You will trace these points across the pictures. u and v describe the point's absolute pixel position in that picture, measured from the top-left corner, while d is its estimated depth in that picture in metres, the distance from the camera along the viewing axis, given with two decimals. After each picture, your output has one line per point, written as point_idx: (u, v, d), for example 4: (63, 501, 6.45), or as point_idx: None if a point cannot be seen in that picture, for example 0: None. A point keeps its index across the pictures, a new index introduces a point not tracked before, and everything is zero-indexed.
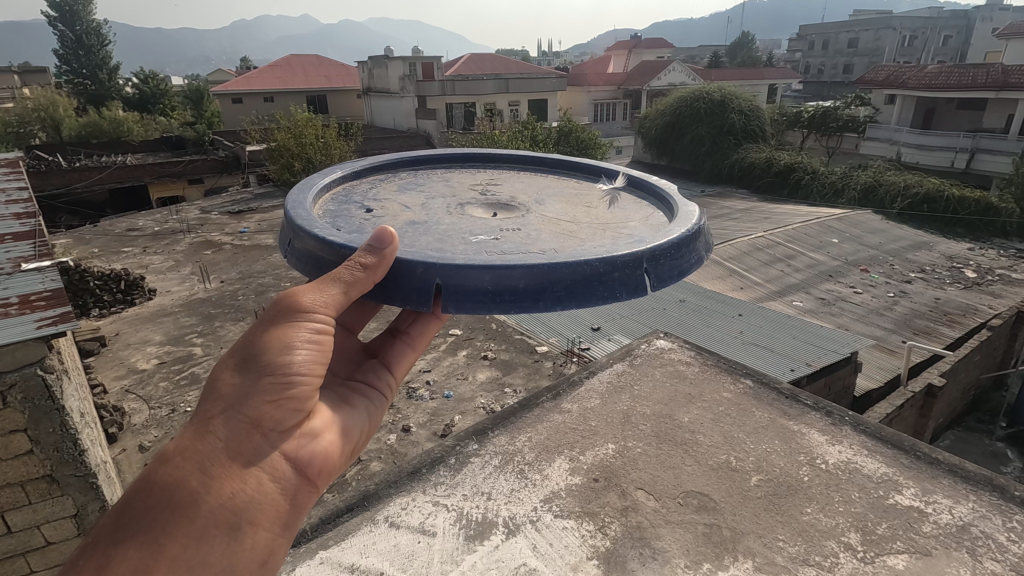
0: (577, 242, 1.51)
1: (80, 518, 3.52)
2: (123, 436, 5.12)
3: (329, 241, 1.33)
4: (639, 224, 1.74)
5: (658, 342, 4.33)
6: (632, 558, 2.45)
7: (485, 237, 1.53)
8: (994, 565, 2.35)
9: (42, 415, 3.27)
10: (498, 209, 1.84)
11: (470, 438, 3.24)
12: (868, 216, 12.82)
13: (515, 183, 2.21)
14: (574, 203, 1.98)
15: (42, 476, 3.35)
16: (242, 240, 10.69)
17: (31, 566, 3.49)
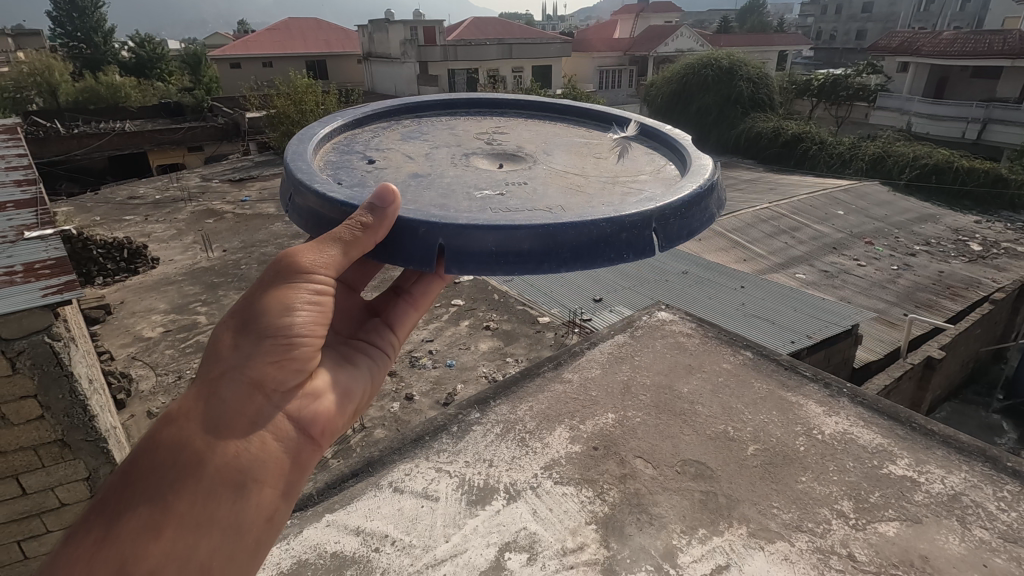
0: (587, 198, 1.51)
1: (92, 481, 3.62)
2: (131, 402, 5.21)
3: (330, 198, 1.33)
4: (649, 177, 1.73)
5: (659, 313, 4.34)
6: (629, 524, 2.51)
7: (491, 192, 1.53)
8: (983, 532, 2.41)
9: (52, 381, 3.33)
10: (505, 160, 1.83)
11: (472, 407, 3.28)
12: (875, 188, 12.68)
13: (523, 131, 2.19)
14: (584, 153, 1.96)
15: (54, 440, 3.43)
16: (243, 209, 10.65)
17: (47, 526, 3.60)
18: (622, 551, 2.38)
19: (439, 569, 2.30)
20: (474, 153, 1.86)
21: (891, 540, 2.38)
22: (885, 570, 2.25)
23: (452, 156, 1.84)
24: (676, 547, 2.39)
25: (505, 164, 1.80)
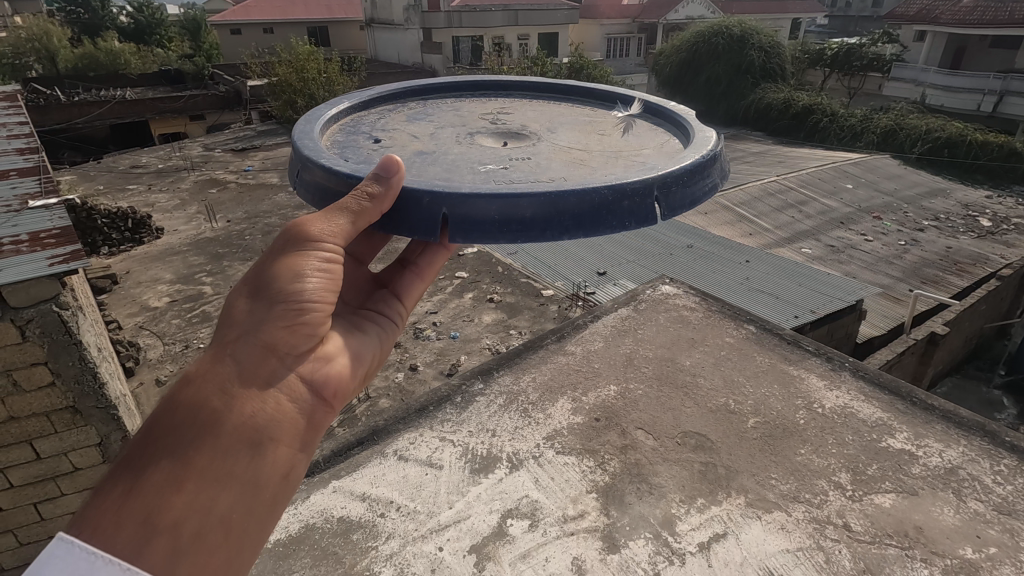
0: (590, 172, 1.49)
1: (104, 447, 3.70)
2: (140, 370, 5.28)
3: (336, 171, 1.33)
4: (652, 151, 1.71)
5: (663, 287, 4.34)
6: (629, 493, 2.55)
7: (494, 166, 1.51)
8: (978, 504, 2.45)
9: (61, 350, 3.37)
10: (512, 139, 1.81)
11: (476, 377, 3.32)
12: (885, 161, 12.48)
13: (527, 111, 2.15)
14: (590, 131, 1.92)
15: (65, 407, 3.49)
16: (246, 179, 10.59)
17: (62, 489, 3.69)
18: (621, 519, 2.42)
19: (443, 534, 2.36)
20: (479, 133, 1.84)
21: (887, 511, 2.42)
22: (880, 540, 2.30)
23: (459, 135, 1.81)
24: (675, 516, 2.43)
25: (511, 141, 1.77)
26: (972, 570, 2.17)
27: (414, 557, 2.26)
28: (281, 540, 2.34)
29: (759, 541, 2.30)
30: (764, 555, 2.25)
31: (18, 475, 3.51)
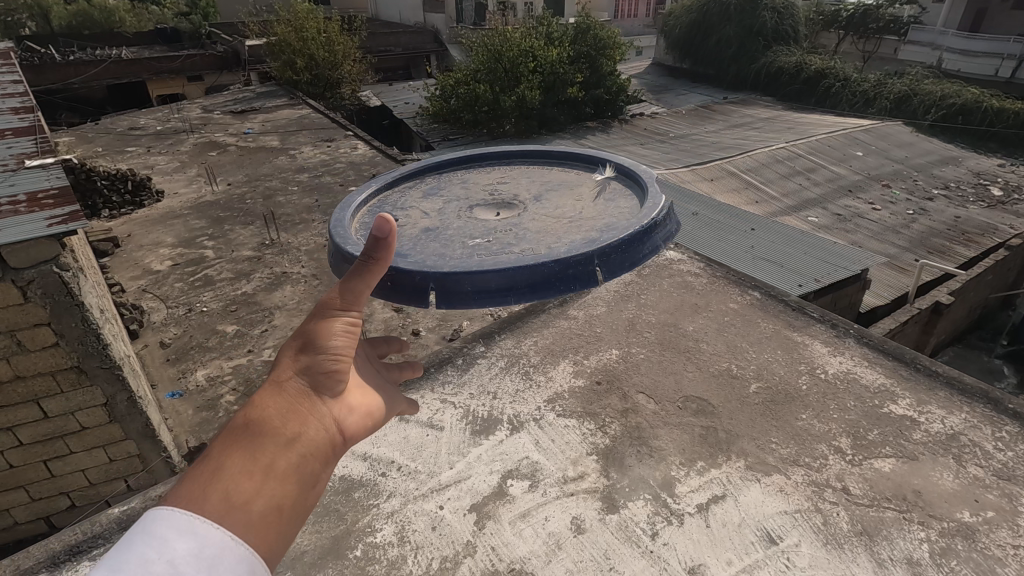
0: (569, 241, 1.56)
1: (112, 406, 3.58)
2: (144, 332, 5.28)
3: (352, 254, 1.53)
4: (616, 215, 1.75)
5: (667, 253, 4.28)
6: (629, 455, 2.56)
7: (474, 242, 1.59)
8: (977, 470, 2.45)
9: (64, 310, 3.25)
10: (508, 207, 1.87)
11: (477, 340, 3.31)
12: (897, 128, 12.21)
13: (525, 177, 2.19)
14: (585, 192, 1.95)
15: (70, 366, 3.37)
16: (246, 141, 10.43)
17: (70, 447, 3.59)
18: (621, 480, 2.44)
19: (443, 493, 2.38)
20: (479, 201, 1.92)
21: (886, 476, 2.43)
22: (878, 503, 2.31)
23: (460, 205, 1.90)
24: (674, 478, 2.44)
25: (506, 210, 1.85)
26: (969, 532, 2.19)
27: (414, 515, 2.29)
28: None
29: (757, 503, 2.32)
30: (763, 516, 2.27)
31: (28, 434, 3.45)
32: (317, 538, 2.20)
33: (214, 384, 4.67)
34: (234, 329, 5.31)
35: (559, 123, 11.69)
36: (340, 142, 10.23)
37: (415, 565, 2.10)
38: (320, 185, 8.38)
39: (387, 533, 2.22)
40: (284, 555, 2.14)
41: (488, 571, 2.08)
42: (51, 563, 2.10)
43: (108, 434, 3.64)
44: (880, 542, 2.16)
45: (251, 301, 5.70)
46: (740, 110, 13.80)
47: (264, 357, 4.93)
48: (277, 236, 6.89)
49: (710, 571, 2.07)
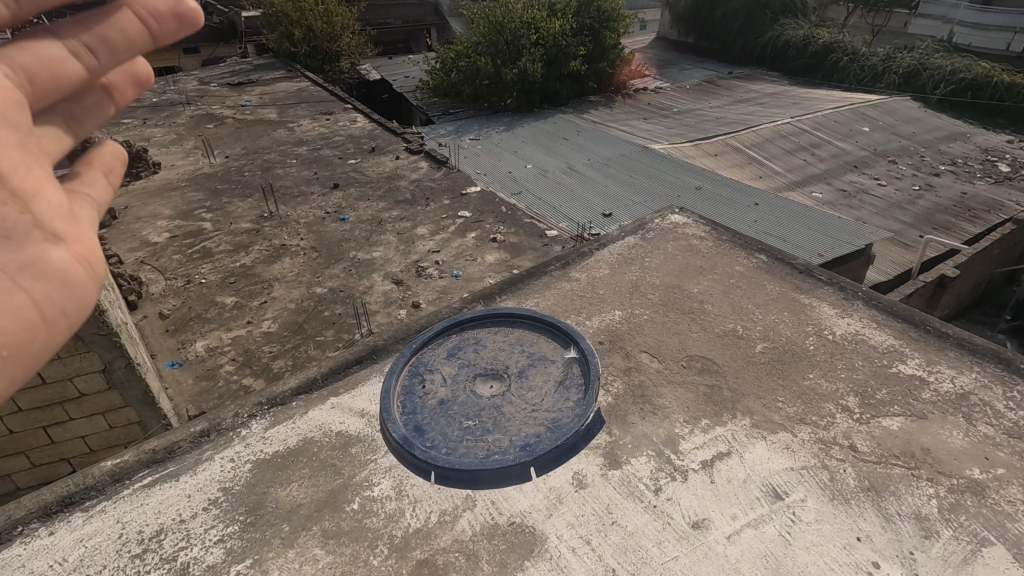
0: (532, 426, 2.29)
1: (109, 373, 3.46)
2: (143, 304, 5.15)
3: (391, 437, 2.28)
4: (566, 413, 2.38)
5: (672, 217, 4.17)
6: (632, 413, 2.51)
7: (468, 429, 2.31)
8: (988, 428, 2.40)
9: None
10: (499, 375, 2.54)
11: (478, 301, 3.22)
12: (905, 103, 11.97)
13: (521, 342, 2.76)
14: (555, 367, 2.59)
15: (65, 332, 3.23)
16: (243, 114, 10.21)
17: (70, 413, 3.53)
18: (624, 437, 2.39)
19: None
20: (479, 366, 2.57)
21: (894, 434, 2.38)
22: (886, 460, 2.26)
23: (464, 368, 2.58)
24: (678, 436, 2.39)
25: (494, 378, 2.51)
26: (978, 489, 2.15)
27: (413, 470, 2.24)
28: (280, 451, 2.33)
29: (763, 460, 2.28)
30: (768, 472, 2.23)
31: (27, 400, 3.37)
32: (314, 492, 2.16)
33: (213, 354, 4.58)
34: (233, 301, 5.20)
35: (561, 97, 11.03)
36: (339, 115, 10.01)
37: (413, 518, 2.07)
38: (318, 158, 8.22)
39: (385, 487, 2.18)
40: (281, 509, 2.10)
41: (488, 524, 2.04)
42: (43, 514, 2.06)
43: (107, 401, 3.56)
44: (888, 498, 2.12)
45: (250, 272, 5.59)
46: (746, 83, 13.48)
47: (263, 327, 4.86)
48: (275, 209, 6.76)
49: (714, 526, 2.03)
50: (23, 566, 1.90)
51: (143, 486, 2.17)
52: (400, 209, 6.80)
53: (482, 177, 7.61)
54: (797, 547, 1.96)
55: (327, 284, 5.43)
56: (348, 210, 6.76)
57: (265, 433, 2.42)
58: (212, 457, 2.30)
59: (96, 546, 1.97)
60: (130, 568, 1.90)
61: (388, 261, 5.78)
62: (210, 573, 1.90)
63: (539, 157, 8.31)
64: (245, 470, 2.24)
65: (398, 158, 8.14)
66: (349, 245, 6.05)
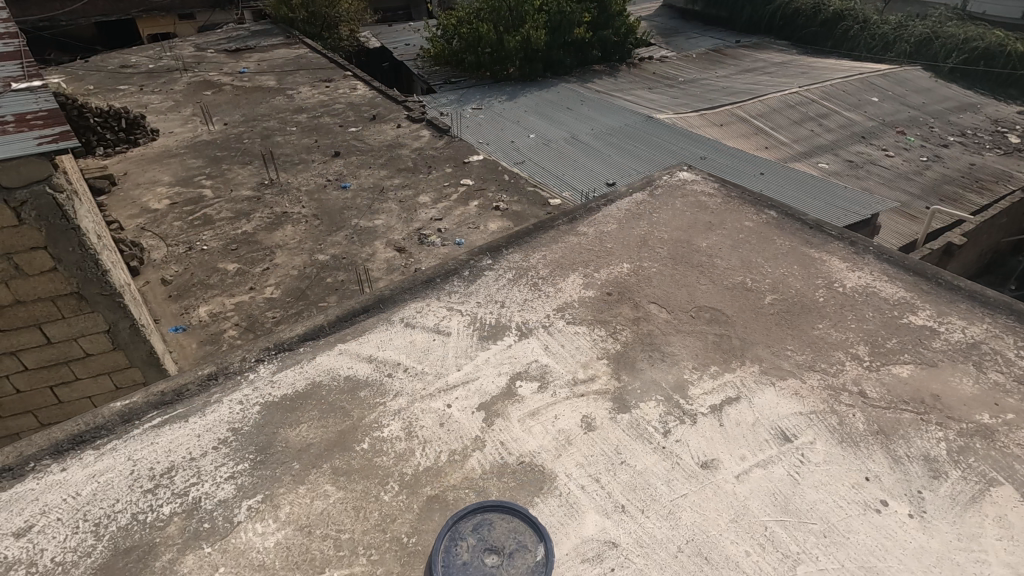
0: None
1: (115, 333, 3.40)
2: (145, 270, 5.09)
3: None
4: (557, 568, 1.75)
5: (680, 174, 4.08)
6: (641, 359, 2.50)
7: None
8: (998, 376, 2.39)
9: (60, 235, 3.02)
10: (513, 534, 1.80)
11: (484, 254, 3.18)
12: (916, 72, 11.69)
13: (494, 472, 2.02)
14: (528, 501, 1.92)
15: (70, 293, 3.18)
16: (242, 81, 9.99)
17: (76, 374, 3.45)
18: (633, 383, 2.39)
19: (451, 393, 2.34)
20: (503, 518, 1.85)
21: (904, 380, 2.37)
22: (895, 405, 2.26)
23: (487, 515, 1.85)
24: (687, 381, 2.39)
25: (511, 548, 1.77)
26: (987, 432, 2.15)
27: (422, 412, 2.25)
28: (288, 394, 2.33)
29: (772, 405, 2.28)
30: (777, 416, 2.23)
31: (32, 358, 3.30)
32: (322, 432, 2.17)
33: (218, 319, 4.56)
34: (235, 267, 5.15)
35: (564, 66, 10.70)
36: (339, 82, 9.82)
37: (423, 457, 2.08)
38: (318, 126, 8.08)
39: (394, 428, 2.18)
40: (290, 448, 2.11)
41: (497, 464, 2.06)
42: (55, 451, 2.07)
43: (112, 361, 3.49)
44: (897, 440, 2.12)
45: (252, 239, 5.54)
46: (754, 52, 13.15)
47: (266, 294, 4.83)
48: (276, 176, 6.67)
49: (723, 466, 2.04)
50: (37, 500, 1.92)
51: (153, 426, 2.18)
52: (402, 176, 6.71)
53: (484, 146, 7.50)
54: (806, 486, 1.97)
55: (330, 251, 5.38)
56: (350, 178, 6.68)
57: (273, 376, 2.41)
58: (221, 399, 2.30)
59: (108, 481, 1.98)
60: (142, 502, 1.92)
61: (390, 229, 5.72)
62: (222, 506, 1.91)
63: (543, 125, 8.19)
64: (254, 412, 2.25)
65: (399, 126, 7.99)
66: (351, 213, 5.99)
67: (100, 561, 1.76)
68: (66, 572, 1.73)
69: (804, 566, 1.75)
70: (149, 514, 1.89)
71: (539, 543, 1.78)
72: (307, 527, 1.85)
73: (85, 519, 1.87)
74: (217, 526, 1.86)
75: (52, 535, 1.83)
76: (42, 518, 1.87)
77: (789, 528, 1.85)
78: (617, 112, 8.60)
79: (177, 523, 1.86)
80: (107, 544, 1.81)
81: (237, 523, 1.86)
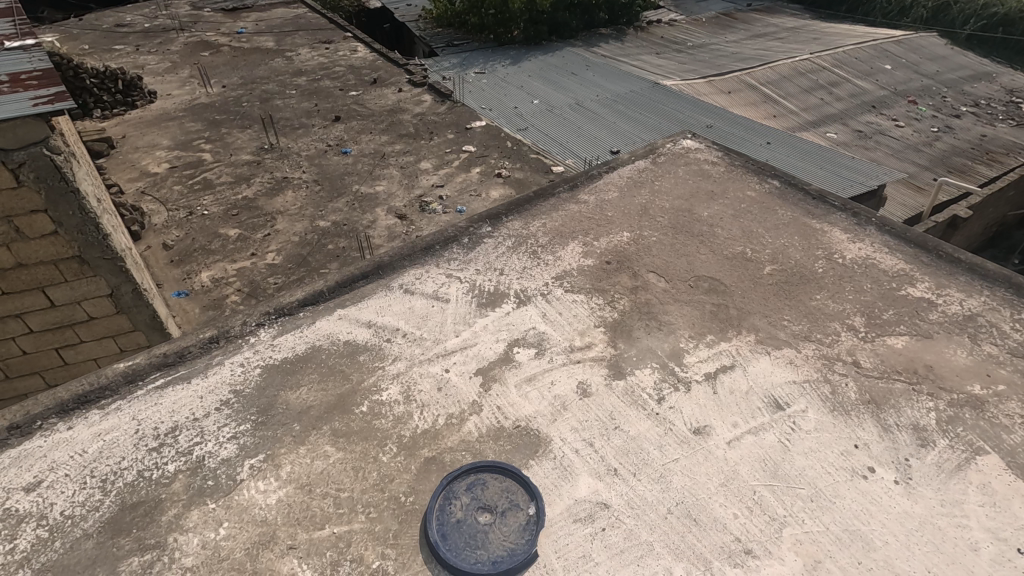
0: (515, 561, 1.68)
1: (117, 297, 3.43)
2: (145, 235, 5.08)
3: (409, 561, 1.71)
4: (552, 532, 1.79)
5: (683, 142, 4.01)
6: (638, 328, 2.52)
7: (472, 552, 1.70)
8: (992, 348, 2.41)
9: (59, 198, 3.01)
10: (505, 500, 1.83)
11: (484, 221, 3.16)
12: (932, 39, 11.36)
13: (491, 440, 2.06)
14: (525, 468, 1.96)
15: (72, 257, 3.19)
16: (240, 41, 9.75)
17: (80, 337, 3.49)
18: (629, 350, 2.41)
19: (449, 358, 2.37)
20: (497, 480, 1.89)
21: (899, 351, 2.39)
22: (888, 375, 2.29)
23: (482, 474, 1.90)
24: (683, 349, 2.42)
25: (503, 507, 1.82)
26: (978, 403, 2.18)
27: (420, 377, 2.28)
28: (288, 358, 2.36)
29: (767, 373, 2.31)
30: (770, 384, 2.26)
31: (37, 321, 3.33)
32: (322, 395, 2.21)
33: (220, 285, 4.58)
34: (236, 233, 5.14)
35: (570, 29, 10.37)
36: (339, 44, 9.59)
37: (421, 420, 2.12)
38: (318, 89, 7.93)
39: (392, 392, 2.22)
40: (290, 410, 2.15)
41: (493, 427, 2.10)
42: (61, 410, 2.12)
43: (116, 325, 3.53)
44: (888, 410, 2.16)
45: (252, 205, 5.50)
46: (765, 16, 12.76)
47: (267, 260, 4.84)
48: (275, 141, 6.59)
49: (715, 432, 2.08)
50: (45, 456, 1.97)
51: (156, 386, 2.22)
52: (403, 142, 6.63)
53: (487, 111, 7.37)
54: (796, 453, 2.01)
55: (331, 217, 5.36)
56: (351, 143, 6.60)
57: (274, 340, 2.44)
58: (222, 362, 2.33)
59: (114, 440, 2.03)
60: (148, 460, 1.98)
61: (391, 195, 5.69)
62: (225, 465, 1.97)
63: (546, 90, 8.03)
64: (254, 374, 2.29)
65: (400, 91, 7.84)
66: (351, 179, 5.94)
67: (108, 515, 1.82)
68: (76, 525, 1.79)
69: (789, 528, 1.80)
70: (154, 471, 1.94)
71: (530, 502, 1.83)
72: (308, 485, 1.91)
73: (92, 476, 1.92)
74: (221, 483, 1.91)
75: (61, 490, 1.89)
76: (51, 473, 1.93)
77: (777, 493, 1.89)
78: (622, 78, 8.43)
79: (182, 480, 1.92)
80: (114, 499, 1.86)
81: (240, 481, 1.92)
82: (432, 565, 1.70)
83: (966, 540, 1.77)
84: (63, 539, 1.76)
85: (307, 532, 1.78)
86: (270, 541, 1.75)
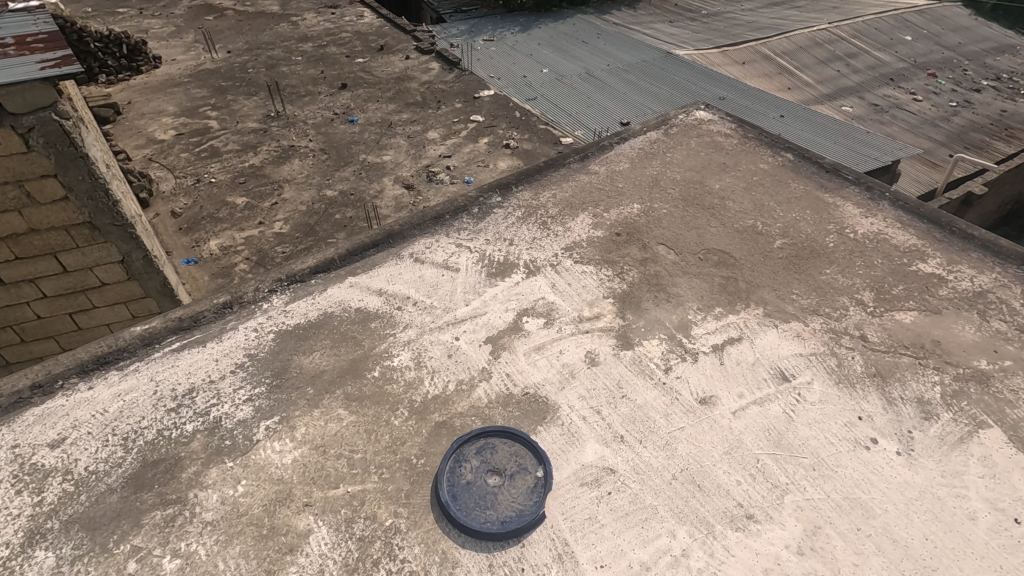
0: (523, 519, 1.73)
1: (128, 264, 3.46)
2: (154, 202, 5.10)
3: (426, 519, 1.77)
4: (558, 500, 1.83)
5: (697, 113, 3.94)
6: (646, 300, 2.54)
7: (481, 510, 1.75)
8: (1001, 324, 2.41)
9: (69, 163, 3.02)
10: (511, 469, 1.87)
11: (494, 191, 3.16)
12: (956, 8, 10.99)
13: (501, 410, 2.09)
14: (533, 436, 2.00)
15: (83, 223, 3.21)
16: (244, 5, 9.55)
17: (93, 302, 3.54)
18: (637, 321, 2.43)
19: (459, 326, 2.40)
20: (505, 444, 1.93)
21: (906, 326, 2.40)
22: (894, 350, 2.30)
23: (491, 438, 1.95)
24: (691, 321, 2.43)
25: (511, 470, 1.87)
26: (982, 378, 2.19)
27: (431, 344, 2.32)
28: (301, 324, 2.40)
29: (773, 346, 2.32)
30: (778, 357, 2.28)
31: (50, 286, 3.37)
32: (334, 360, 2.25)
33: (228, 253, 4.61)
34: (244, 202, 5.14)
35: None
36: (345, 9, 9.39)
37: (432, 385, 2.16)
38: (324, 56, 7.81)
39: (404, 358, 2.26)
40: (303, 374, 2.20)
41: (503, 394, 2.14)
42: (81, 370, 2.17)
43: (128, 291, 3.57)
44: (893, 383, 2.18)
45: (259, 173, 5.50)
46: None
47: (275, 228, 4.86)
48: (282, 109, 6.53)
49: (721, 402, 2.12)
50: (68, 415, 2.03)
51: (173, 349, 2.27)
52: (410, 111, 6.55)
53: (495, 80, 7.26)
54: (799, 424, 2.04)
55: (338, 186, 5.34)
56: (357, 111, 6.53)
57: (287, 306, 2.48)
58: (236, 327, 2.37)
59: (133, 400, 2.09)
60: (167, 419, 2.03)
61: (399, 165, 5.65)
62: (240, 426, 2.02)
63: (556, 59, 7.89)
64: (268, 339, 2.33)
65: (407, 58, 7.70)
66: (357, 148, 5.90)
67: (130, 471, 1.89)
68: (101, 480, 1.86)
69: (791, 496, 1.84)
70: (173, 431, 2.00)
71: (538, 466, 1.88)
72: (322, 446, 1.96)
73: (114, 434, 1.99)
74: (238, 444, 1.97)
75: (83, 447, 1.95)
76: (74, 431, 1.99)
77: (779, 462, 1.93)
78: (634, 47, 8.26)
79: (200, 440, 1.97)
80: (135, 457, 1.92)
81: (257, 442, 1.97)
82: (443, 523, 1.76)
83: (964, 509, 1.80)
84: (88, 493, 1.83)
85: (323, 490, 1.84)
86: (286, 499, 1.81)
